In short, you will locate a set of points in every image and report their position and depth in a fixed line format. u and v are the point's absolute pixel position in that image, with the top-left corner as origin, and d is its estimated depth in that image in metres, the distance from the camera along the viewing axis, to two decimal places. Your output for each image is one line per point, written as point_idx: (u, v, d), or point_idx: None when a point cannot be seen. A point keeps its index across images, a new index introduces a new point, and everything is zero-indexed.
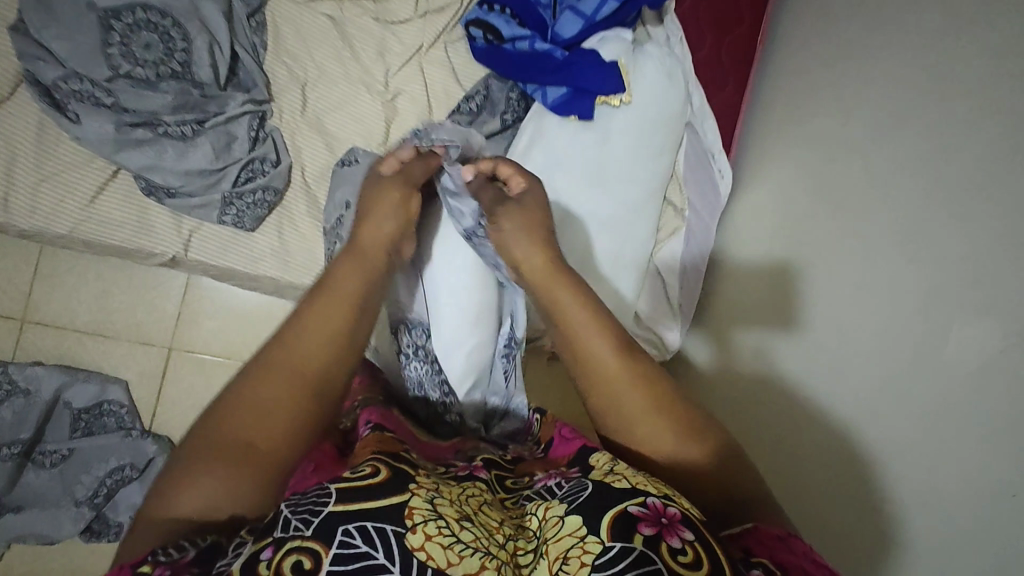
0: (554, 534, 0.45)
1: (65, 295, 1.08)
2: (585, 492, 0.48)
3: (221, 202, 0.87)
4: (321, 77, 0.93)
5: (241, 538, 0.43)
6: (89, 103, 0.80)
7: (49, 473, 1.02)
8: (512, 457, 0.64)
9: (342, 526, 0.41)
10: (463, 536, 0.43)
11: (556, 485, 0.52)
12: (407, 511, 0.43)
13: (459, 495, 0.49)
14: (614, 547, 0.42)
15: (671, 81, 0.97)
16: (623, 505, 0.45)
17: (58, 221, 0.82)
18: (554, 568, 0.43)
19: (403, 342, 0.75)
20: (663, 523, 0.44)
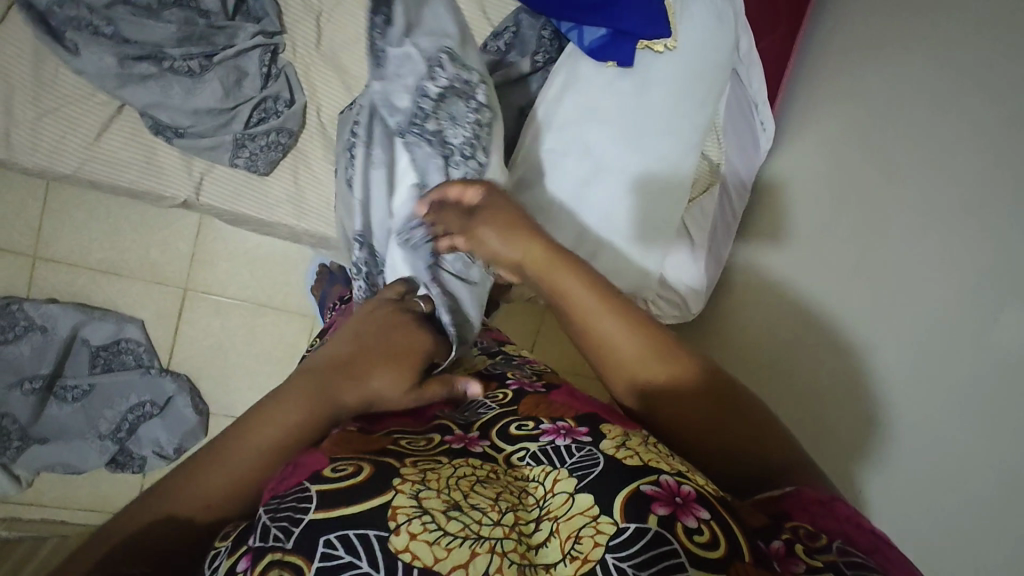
0: (564, 511, 0.41)
1: (75, 232, 1.05)
2: (595, 470, 0.43)
3: (232, 143, 0.81)
4: (338, 7, 0.86)
5: (217, 547, 0.39)
6: (88, 32, 0.74)
7: (72, 407, 1.03)
8: (511, 394, 0.55)
9: (323, 536, 0.36)
10: (450, 527, 0.37)
11: (564, 449, 0.46)
12: (390, 512, 0.37)
13: (447, 478, 0.42)
14: (628, 528, 0.39)
15: (720, 24, 0.88)
16: (636, 483, 0.41)
17: (64, 160, 0.78)
18: (565, 548, 0.39)
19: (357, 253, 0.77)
20: (677, 503, 0.40)
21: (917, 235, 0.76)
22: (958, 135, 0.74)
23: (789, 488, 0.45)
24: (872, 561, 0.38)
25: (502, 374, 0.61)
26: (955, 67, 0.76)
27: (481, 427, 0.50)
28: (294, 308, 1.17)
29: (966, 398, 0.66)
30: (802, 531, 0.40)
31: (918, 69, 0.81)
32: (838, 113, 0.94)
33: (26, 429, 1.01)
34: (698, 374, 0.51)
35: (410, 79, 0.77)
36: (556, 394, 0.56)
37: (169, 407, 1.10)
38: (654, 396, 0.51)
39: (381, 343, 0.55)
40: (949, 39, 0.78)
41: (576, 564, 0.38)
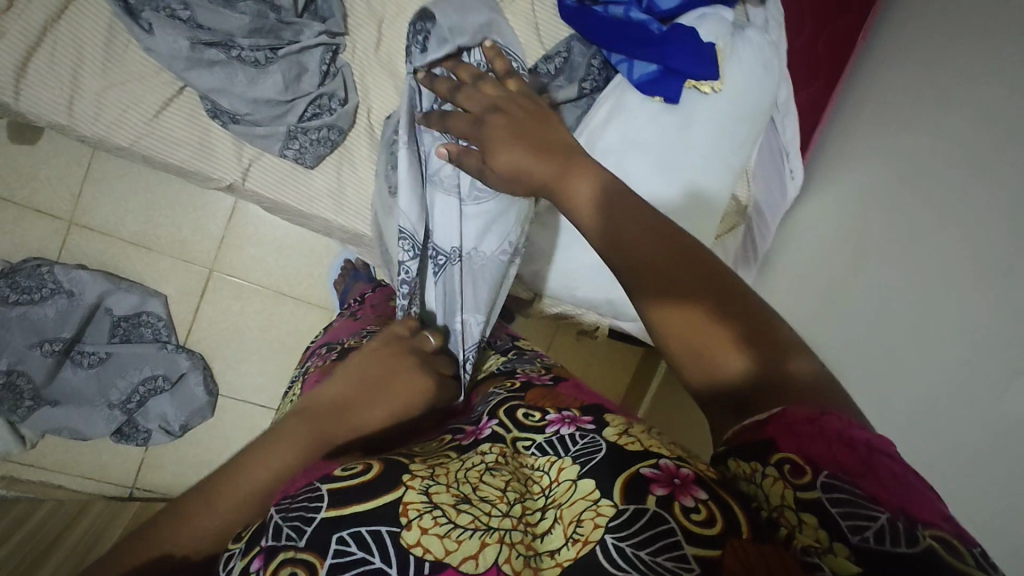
0: (567, 498, 0.41)
1: (112, 202, 1.08)
2: (597, 456, 0.43)
3: (284, 135, 0.84)
4: (400, 14, 0.89)
5: (230, 550, 0.40)
6: (164, 15, 0.77)
7: (87, 372, 1.04)
8: (520, 384, 0.59)
9: (336, 534, 0.37)
10: (460, 520, 0.38)
11: (569, 437, 0.46)
12: (402, 508, 0.38)
13: (455, 474, 0.43)
14: (628, 510, 0.38)
15: (765, 73, 0.92)
16: (635, 467, 0.41)
17: (120, 133, 0.81)
18: (569, 533, 0.39)
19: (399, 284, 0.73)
20: (676, 485, 0.39)
21: (923, 284, 0.77)
22: (976, 196, 0.75)
23: (774, 409, 0.37)
24: (864, 491, 0.33)
25: (512, 371, 0.64)
26: (981, 125, 0.77)
27: (490, 411, 0.54)
28: (314, 299, 1.19)
29: (961, 450, 0.66)
30: (787, 466, 0.35)
31: (944, 128, 0.83)
32: (866, 169, 0.96)
33: (39, 390, 1.01)
34: (745, 365, 0.39)
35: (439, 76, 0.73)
36: (561, 385, 0.58)
37: (180, 383, 1.11)
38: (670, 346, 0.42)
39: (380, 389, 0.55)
40: (976, 100, 0.79)
41: (579, 547, 0.38)
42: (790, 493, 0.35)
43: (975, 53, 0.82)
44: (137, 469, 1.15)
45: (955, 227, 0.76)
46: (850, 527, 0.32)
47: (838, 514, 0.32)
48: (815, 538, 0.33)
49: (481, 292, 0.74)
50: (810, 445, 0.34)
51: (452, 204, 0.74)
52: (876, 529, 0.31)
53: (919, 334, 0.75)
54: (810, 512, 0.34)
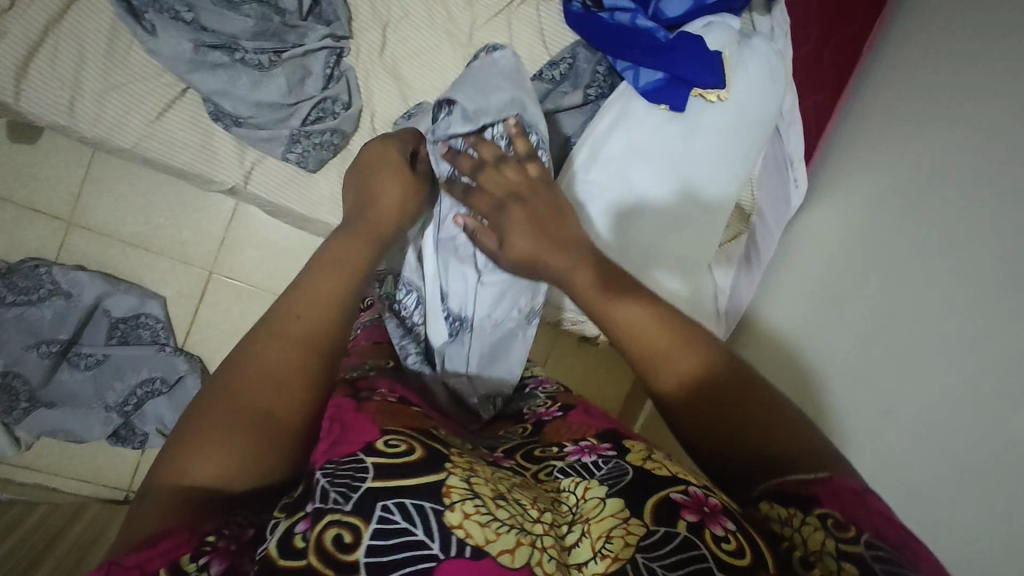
0: (596, 514, 0.40)
1: (112, 203, 1.07)
2: (625, 478, 0.42)
3: (287, 138, 0.83)
4: (405, 19, 0.89)
5: (277, 516, 0.35)
6: (168, 16, 0.76)
7: (83, 374, 1.03)
8: (532, 426, 0.58)
9: (381, 502, 0.34)
10: (499, 513, 0.36)
11: (592, 463, 0.46)
12: (445, 489, 0.36)
13: (490, 476, 0.42)
14: (659, 532, 0.37)
15: (773, 82, 0.91)
16: (664, 492, 0.40)
17: (121, 134, 0.80)
18: (596, 547, 0.37)
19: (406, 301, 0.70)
20: (705, 512, 0.38)
21: (930, 295, 0.76)
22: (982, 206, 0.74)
23: (822, 474, 0.38)
24: (906, 558, 0.33)
25: (521, 412, 0.63)
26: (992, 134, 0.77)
27: (506, 449, 0.52)
28: None
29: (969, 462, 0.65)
30: (830, 520, 0.35)
31: (952, 137, 0.83)
32: (872, 178, 0.96)
33: (36, 392, 1.01)
34: (695, 360, 0.44)
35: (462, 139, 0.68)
36: (574, 413, 0.57)
37: (179, 386, 1.09)
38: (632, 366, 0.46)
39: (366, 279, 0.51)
40: (986, 109, 0.79)
41: (608, 562, 0.36)
42: (829, 542, 0.35)
43: (984, 62, 0.81)
44: (132, 472, 1.14)
45: (962, 237, 0.76)
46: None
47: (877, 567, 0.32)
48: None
49: (493, 354, 0.70)
50: (851, 508, 0.36)
51: (467, 272, 0.71)
52: None
53: (925, 345, 0.74)
54: (851, 563, 0.33)
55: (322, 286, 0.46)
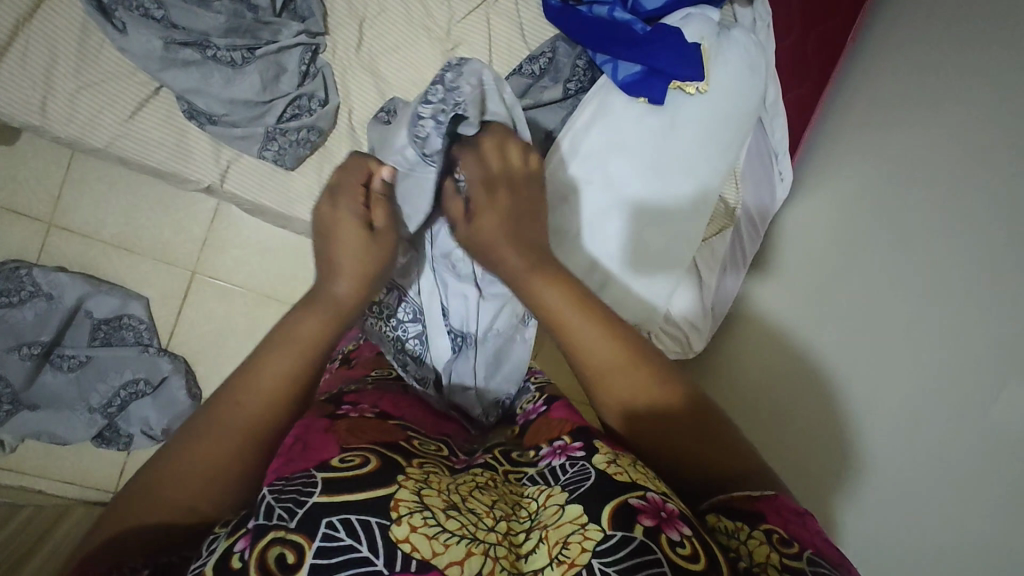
0: (554, 520, 0.40)
1: (94, 204, 1.07)
2: (586, 483, 0.42)
3: (263, 136, 0.82)
4: (381, 15, 0.88)
5: (215, 532, 0.38)
6: (137, 14, 0.76)
7: (66, 376, 1.03)
8: (520, 429, 0.59)
9: (325, 519, 0.36)
10: (448, 525, 0.37)
11: (559, 467, 0.46)
12: (392, 504, 0.38)
13: (448, 484, 0.43)
14: (615, 536, 0.37)
15: (752, 74, 0.91)
16: (623, 496, 0.40)
17: (94, 134, 0.79)
18: (552, 553, 0.38)
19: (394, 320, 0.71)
20: (662, 517, 0.39)
21: (915, 288, 0.76)
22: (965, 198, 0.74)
23: (766, 492, 0.41)
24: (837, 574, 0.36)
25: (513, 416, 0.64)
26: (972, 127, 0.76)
27: (486, 449, 0.55)
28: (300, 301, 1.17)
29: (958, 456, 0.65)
30: (775, 535, 0.38)
31: (934, 130, 0.82)
32: (856, 171, 0.95)
33: (18, 394, 1.00)
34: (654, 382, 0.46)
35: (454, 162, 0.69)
36: (554, 405, 0.57)
37: (163, 387, 1.09)
38: (603, 392, 0.47)
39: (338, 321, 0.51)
40: (967, 102, 0.78)
41: (563, 568, 0.36)
42: (774, 556, 0.37)
43: (965, 54, 0.81)
44: (119, 474, 1.13)
45: (946, 229, 0.75)
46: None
47: None
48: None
49: (496, 360, 0.71)
50: (793, 525, 0.39)
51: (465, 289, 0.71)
52: None
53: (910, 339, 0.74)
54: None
55: (273, 365, 0.45)
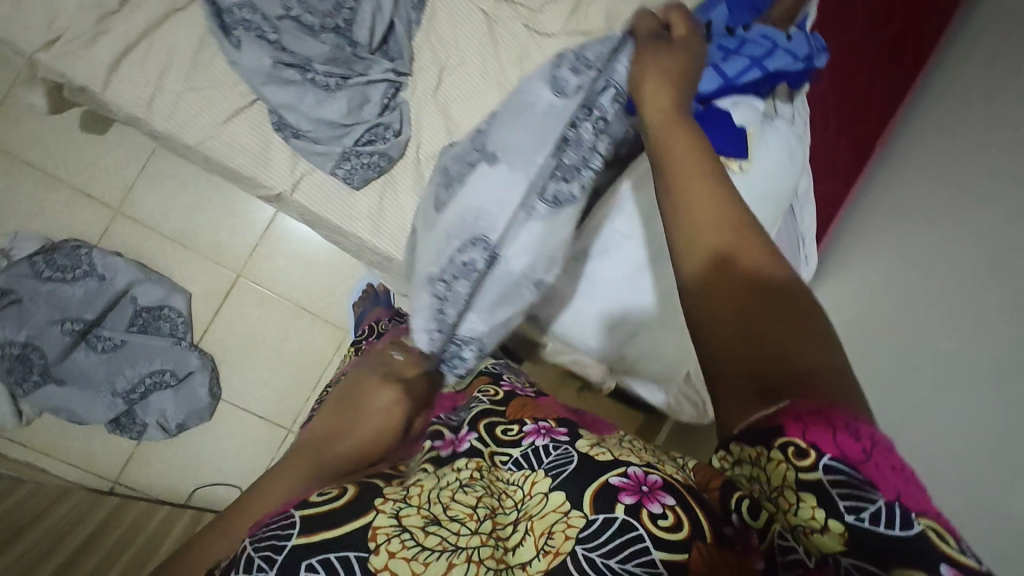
0: (539, 510, 0.42)
1: (161, 198, 1.13)
2: (568, 467, 0.44)
3: (339, 155, 0.90)
4: (461, 65, 0.97)
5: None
6: (253, 34, 0.85)
7: (98, 357, 1.06)
8: (503, 393, 0.61)
9: (306, 560, 0.37)
10: (427, 542, 0.39)
11: (543, 448, 0.48)
12: (370, 533, 0.39)
13: (429, 492, 0.44)
14: (597, 519, 0.40)
15: (789, 160, 0.98)
16: (605, 477, 0.42)
17: (189, 132, 0.86)
18: (540, 545, 0.40)
19: (463, 255, 0.68)
20: (643, 492, 0.41)
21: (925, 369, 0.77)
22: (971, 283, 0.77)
23: (782, 403, 0.35)
24: (863, 475, 0.32)
25: (497, 374, 0.68)
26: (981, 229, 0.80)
27: (470, 421, 0.55)
28: (332, 318, 1.21)
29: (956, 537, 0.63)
30: (791, 449, 0.34)
31: (947, 231, 0.86)
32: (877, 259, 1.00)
33: (49, 367, 1.03)
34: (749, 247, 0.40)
35: (547, 100, 0.68)
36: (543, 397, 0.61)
37: (186, 381, 1.12)
38: (689, 231, 0.42)
39: (361, 416, 0.63)
40: (980, 206, 0.82)
41: (549, 558, 0.39)
42: (790, 475, 0.34)
43: (978, 164, 0.86)
44: (124, 463, 1.14)
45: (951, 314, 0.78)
46: (846, 507, 0.32)
47: (836, 495, 0.32)
48: (811, 518, 0.33)
49: (503, 304, 0.70)
50: (817, 429, 0.33)
51: (527, 229, 0.66)
52: (874, 510, 0.31)
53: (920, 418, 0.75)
54: (809, 493, 0.33)
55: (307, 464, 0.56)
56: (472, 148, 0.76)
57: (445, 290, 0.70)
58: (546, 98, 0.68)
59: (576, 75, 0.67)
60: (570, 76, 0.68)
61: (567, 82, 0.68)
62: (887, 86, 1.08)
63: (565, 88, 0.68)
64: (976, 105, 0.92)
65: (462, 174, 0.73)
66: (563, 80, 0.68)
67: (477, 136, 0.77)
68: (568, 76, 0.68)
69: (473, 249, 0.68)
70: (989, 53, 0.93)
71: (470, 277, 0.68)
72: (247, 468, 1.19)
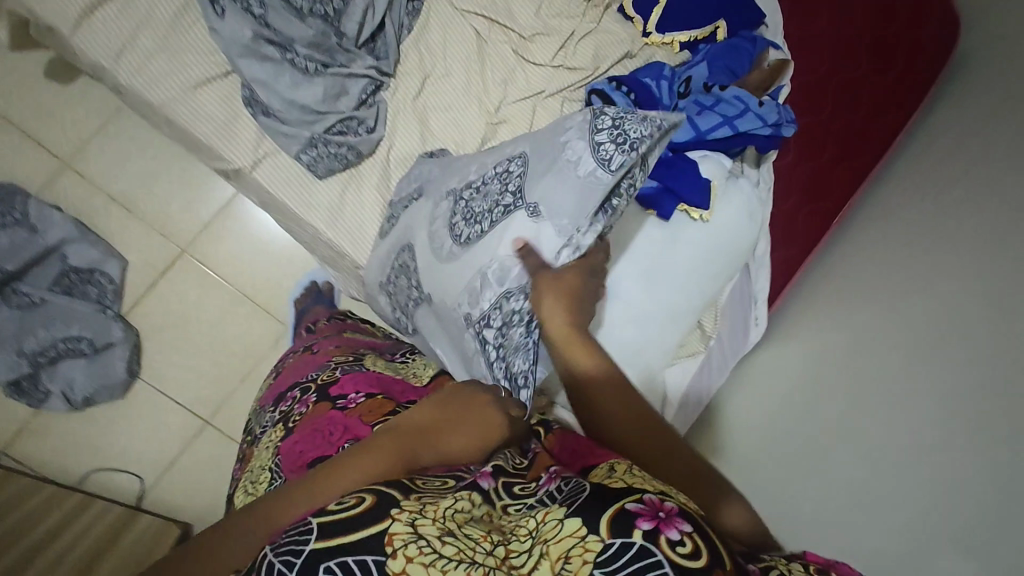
0: (554, 534, 0.40)
1: (116, 159, 1.09)
2: (583, 493, 0.43)
3: (306, 140, 0.88)
4: (446, 77, 0.98)
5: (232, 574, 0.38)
6: (239, 6, 0.84)
7: (10, 312, 0.98)
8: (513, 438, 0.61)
9: (323, 565, 0.36)
10: (445, 551, 0.37)
11: (555, 489, 0.46)
12: (386, 537, 0.37)
13: (445, 507, 0.42)
14: (615, 543, 0.38)
15: (749, 219, 0.99)
16: (621, 502, 0.40)
17: (153, 90, 0.84)
18: (556, 568, 0.38)
19: (504, 315, 0.62)
20: (660, 517, 0.39)
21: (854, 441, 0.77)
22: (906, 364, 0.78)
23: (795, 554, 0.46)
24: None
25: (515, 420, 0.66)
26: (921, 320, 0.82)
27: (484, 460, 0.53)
28: (274, 311, 1.16)
29: None
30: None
31: (886, 308, 0.88)
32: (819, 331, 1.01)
33: None
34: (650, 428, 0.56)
35: (582, 157, 0.62)
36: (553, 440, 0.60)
37: (104, 352, 1.05)
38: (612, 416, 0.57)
39: (457, 421, 0.55)
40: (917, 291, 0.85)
41: None
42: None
43: (922, 255, 0.89)
44: (18, 430, 1.05)
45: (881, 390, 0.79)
46: None
47: None
48: None
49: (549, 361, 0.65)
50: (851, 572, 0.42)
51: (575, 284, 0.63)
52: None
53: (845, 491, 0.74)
54: None
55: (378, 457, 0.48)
56: (494, 182, 0.69)
57: (488, 351, 0.64)
58: (583, 163, 0.62)
59: (613, 133, 0.61)
60: (603, 131, 0.61)
61: (608, 151, 0.60)
62: (849, 169, 1.13)
63: (597, 144, 0.61)
64: (923, 202, 0.96)
65: (487, 220, 0.66)
66: (590, 135, 0.62)
67: (498, 172, 0.69)
68: (598, 132, 0.62)
69: (511, 310, 0.61)
70: (942, 159, 0.99)
71: (519, 341, 0.61)
72: (153, 456, 1.10)
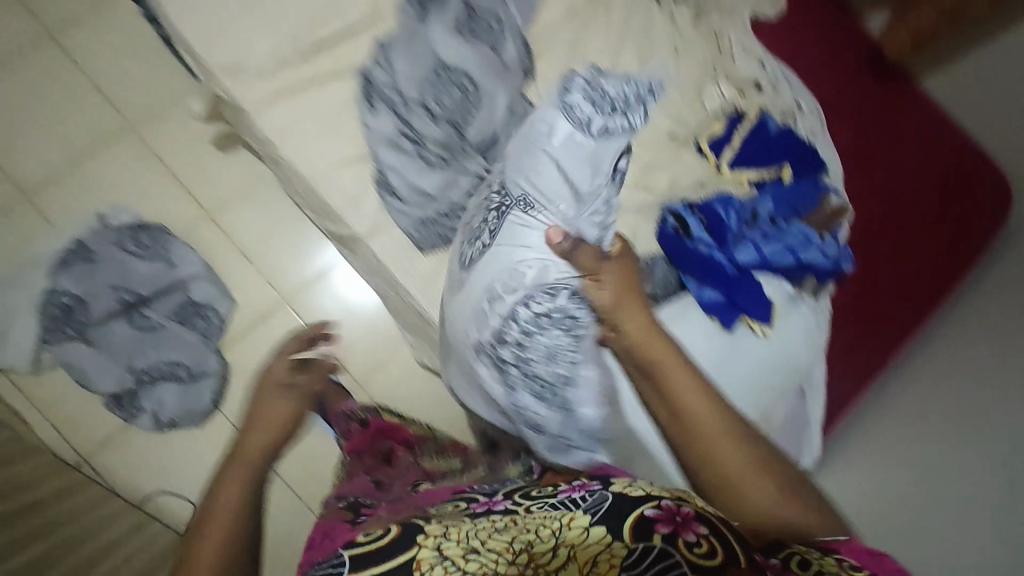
0: (580, 541, 0.56)
1: (247, 216, 1.26)
2: (604, 502, 0.59)
3: (419, 220, 1.03)
4: None
5: None
6: (388, 110, 1.02)
7: (131, 331, 1.12)
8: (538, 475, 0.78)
9: None
10: (469, 567, 0.54)
11: (577, 497, 0.62)
12: (417, 563, 0.56)
13: (468, 531, 0.59)
14: (637, 547, 0.54)
15: (807, 340, 1.06)
16: (641, 509, 0.57)
17: (306, 165, 1.02)
18: (583, 569, 0.54)
19: (544, 318, 0.78)
20: (676, 521, 0.55)
21: None
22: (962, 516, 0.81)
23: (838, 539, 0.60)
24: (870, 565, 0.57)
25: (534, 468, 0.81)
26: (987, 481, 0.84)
27: (506, 491, 0.69)
28: (350, 367, 1.26)
29: None
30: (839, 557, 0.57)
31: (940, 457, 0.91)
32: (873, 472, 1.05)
33: (88, 326, 1.10)
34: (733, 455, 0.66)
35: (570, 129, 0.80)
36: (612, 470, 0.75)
37: (197, 380, 1.16)
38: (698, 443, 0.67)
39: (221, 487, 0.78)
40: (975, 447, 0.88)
41: None
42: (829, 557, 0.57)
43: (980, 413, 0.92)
44: (102, 443, 1.14)
45: None
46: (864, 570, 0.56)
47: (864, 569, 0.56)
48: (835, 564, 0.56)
49: (587, 362, 0.79)
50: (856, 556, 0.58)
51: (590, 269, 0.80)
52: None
53: None
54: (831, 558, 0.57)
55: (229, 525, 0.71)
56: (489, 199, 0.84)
57: (538, 360, 0.79)
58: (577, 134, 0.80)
59: (581, 112, 0.81)
60: (580, 104, 0.82)
61: (587, 117, 0.81)
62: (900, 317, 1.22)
63: (575, 117, 0.81)
64: (988, 364, 0.99)
65: (487, 230, 0.80)
66: (573, 110, 0.81)
67: (490, 189, 0.86)
68: (576, 112, 0.81)
69: (552, 320, 0.78)
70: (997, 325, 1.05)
71: (562, 335, 0.78)
72: (213, 488, 1.18)
